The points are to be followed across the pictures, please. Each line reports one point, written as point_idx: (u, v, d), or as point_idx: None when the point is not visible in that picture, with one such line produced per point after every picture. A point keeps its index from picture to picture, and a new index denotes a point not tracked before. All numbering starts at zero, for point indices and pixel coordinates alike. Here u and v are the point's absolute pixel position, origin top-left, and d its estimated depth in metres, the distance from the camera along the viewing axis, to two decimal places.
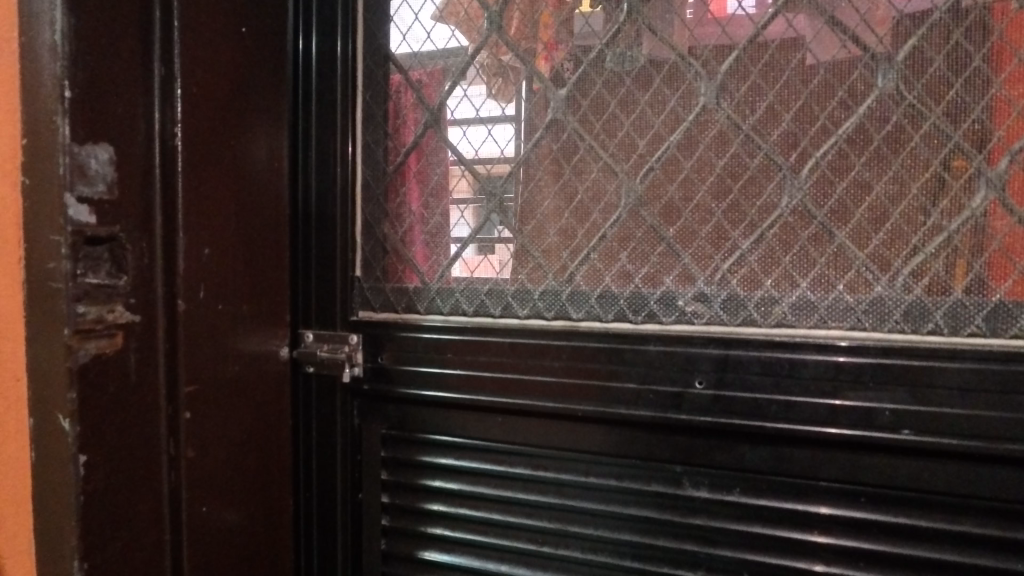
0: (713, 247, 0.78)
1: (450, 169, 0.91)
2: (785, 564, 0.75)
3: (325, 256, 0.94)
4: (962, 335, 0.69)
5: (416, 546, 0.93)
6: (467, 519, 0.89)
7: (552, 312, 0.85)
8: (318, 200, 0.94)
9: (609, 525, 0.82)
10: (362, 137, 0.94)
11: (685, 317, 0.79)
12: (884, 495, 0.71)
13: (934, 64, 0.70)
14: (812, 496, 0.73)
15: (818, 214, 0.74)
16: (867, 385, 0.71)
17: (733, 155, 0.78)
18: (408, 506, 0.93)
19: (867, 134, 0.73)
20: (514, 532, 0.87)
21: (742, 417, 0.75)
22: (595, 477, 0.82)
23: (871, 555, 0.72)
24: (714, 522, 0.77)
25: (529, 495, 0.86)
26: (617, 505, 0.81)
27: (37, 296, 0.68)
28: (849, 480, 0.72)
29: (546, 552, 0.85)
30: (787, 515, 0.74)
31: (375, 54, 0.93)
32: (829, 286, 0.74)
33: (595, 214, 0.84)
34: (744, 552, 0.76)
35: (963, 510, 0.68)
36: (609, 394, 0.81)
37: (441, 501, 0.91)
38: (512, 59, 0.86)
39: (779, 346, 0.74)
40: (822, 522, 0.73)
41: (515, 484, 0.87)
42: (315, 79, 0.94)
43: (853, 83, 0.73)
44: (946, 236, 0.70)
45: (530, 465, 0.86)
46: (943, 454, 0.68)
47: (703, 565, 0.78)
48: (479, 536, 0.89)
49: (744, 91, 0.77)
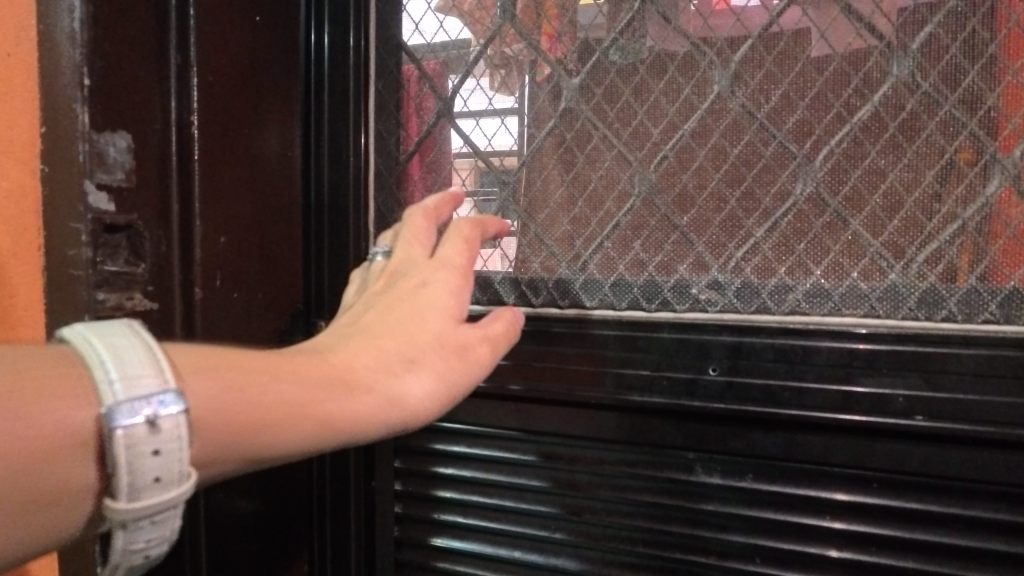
0: (727, 235, 0.79)
1: (456, 164, 0.91)
2: (798, 550, 0.75)
3: (338, 245, 0.95)
4: (976, 322, 0.69)
5: (429, 534, 0.94)
6: (479, 506, 0.91)
7: (566, 300, 0.85)
8: (331, 189, 0.94)
9: (621, 512, 0.83)
10: (373, 126, 0.94)
11: (698, 305, 0.79)
12: (895, 481, 0.71)
13: (949, 51, 0.69)
14: (823, 483, 0.74)
15: (832, 201, 0.74)
16: (881, 372, 0.71)
17: (747, 144, 0.78)
18: (421, 494, 0.94)
19: (883, 121, 0.72)
20: (527, 519, 0.88)
21: (755, 404, 0.75)
22: (607, 464, 0.83)
23: (883, 540, 0.72)
24: (726, 509, 0.78)
25: (542, 482, 0.87)
26: (629, 491, 0.82)
27: (61, 279, 0.73)
28: (860, 466, 0.72)
29: (558, 539, 0.86)
30: (800, 501, 0.75)
31: (387, 43, 0.93)
32: (842, 274, 0.74)
33: (608, 203, 0.84)
34: (756, 538, 0.77)
35: (975, 497, 0.69)
36: (623, 381, 0.81)
37: (454, 489, 0.92)
38: (522, 49, 0.87)
39: (793, 333, 0.74)
40: (835, 508, 0.74)
41: (527, 471, 0.88)
42: (326, 69, 0.93)
43: (868, 71, 0.72)
44: (960, 224, 0.70)
45: (542, 452, 0.87)
46: (955, 440, 0.68)
47: (716, 550, 0.79)
48: (492, 523, 0.90)
49: (759, 79, 0.77)
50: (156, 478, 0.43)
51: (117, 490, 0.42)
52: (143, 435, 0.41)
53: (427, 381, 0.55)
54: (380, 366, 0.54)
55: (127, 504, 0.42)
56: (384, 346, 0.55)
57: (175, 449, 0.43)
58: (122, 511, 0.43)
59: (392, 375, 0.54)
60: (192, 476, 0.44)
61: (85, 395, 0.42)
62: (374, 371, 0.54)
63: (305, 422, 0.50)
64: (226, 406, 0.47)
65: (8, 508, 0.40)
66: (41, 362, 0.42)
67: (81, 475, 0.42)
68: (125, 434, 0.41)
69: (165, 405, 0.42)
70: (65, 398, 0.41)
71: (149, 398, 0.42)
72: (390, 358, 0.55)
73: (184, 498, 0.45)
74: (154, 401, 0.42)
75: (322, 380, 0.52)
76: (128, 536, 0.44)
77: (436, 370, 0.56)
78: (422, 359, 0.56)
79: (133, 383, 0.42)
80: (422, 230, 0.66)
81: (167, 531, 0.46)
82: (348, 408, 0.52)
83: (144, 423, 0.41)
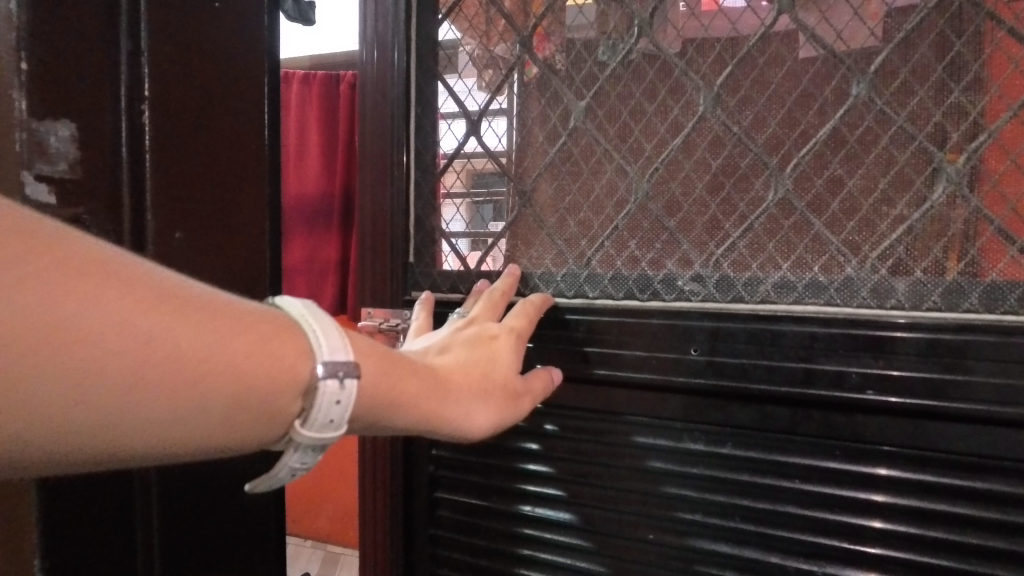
0: (709, 235, 0.89)
1: (440, 163, 1.05)
2: (771, 508, 0.84)
3: (383, 246, 1.08)
4: (921, 310, 0.78)
5: (456, 491, 1.08)
6: (501, 467, 1.03)
7: (572, 291, 0.95)
8: (380, 196, 1.08)
9: (619, 476, 0.93)
10: (413, 145, 1.06)
11: (683, 296, 0.89)
12: (854, 449, 0.81)
13: (899, 75, 0.80)
14: (793, 449, 0.84)
15: (799, 204, 0.85)
16: (839, 353, 0.80)
17: (727, 157, 0.88)
18: (455, 457, 1.07)
19: (842, 136, 0.83)
20: (540, 480, 0.99)
21: (731, 379, 0.85)
22: (608, 434, 0.94)
23: (846, 501, 0.81)
24: (709, 471, 0.87)
25: (553, 449, 0.98)
26: (626, 456, 0.93)
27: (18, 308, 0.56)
28: (825, 436, 0.82)
29: (567, 497, 0.97)
30: (772, 465, 0.84)
31: (426, 74, 1.05)
32: (806, 267, 0.84)
33: (609, 208, 0.95)
34: (736, 498, 0.86)
35: (925, 463, 0.78)
36: (619, 360, 0.91)
37: (481, 455, 1.04)
38: (501, 51, 1.01)
39: (765, 319, 0.83)
40: (804, 470, 0.83)
41: (542, 439, 0.99)
42: (373, 95, 1.07)
43: (830, 92, 0.83)
44: (908, 225, 0.80)
45: (559, 424, 0.97)
46: (905, 413, 0.78)
47: (700, 508, 0.88)
48: (510, 482, 1.02)
49: (737, 101, 0.87)
50: (330, 421, 0.46)
51: (307, 420, 0.45)
52: (333, 389, 0.45)
53: (488, 414, 0.65)
54: (467, 385, 0.63)
55: (308, 433, 0.45)
56: (469, 371, 0.65)
57: (348, 404, 0.46)
58: (301, 437, 0.45)
59: (474, 394, 0.64)
60: (342, 428, 0.47)
61: (302, 350, 0.44)
62: (464, 388, 0.63)
63: (417, 407, 0.55)
64: (374, 375, 0.50)
65: (247, 417, 0.42)
66: (269, 312, 0.44)
67: (288, 407, 0.44)
68: (322, 384, 0.44)
69: (352, 370, 0.45)
70: (287, 351, 0.43)
71: (346, 362, 0.45)
72: (473, 381, 0.65)
73: (333, 442, 0.47)
74: (345, 367, 0.45)
75: (432, 381, 0.58)
76: (289, 456, 0.47)
77: (496, 406, 0.66)
78: (491, 390, 0.66)
79: (335, 348, 0.45)
80: (496, 302, 0.83)
81: (315, 458, 0.49)
82: (441, 410, 0.58)
83: (337, 380, 0.45)
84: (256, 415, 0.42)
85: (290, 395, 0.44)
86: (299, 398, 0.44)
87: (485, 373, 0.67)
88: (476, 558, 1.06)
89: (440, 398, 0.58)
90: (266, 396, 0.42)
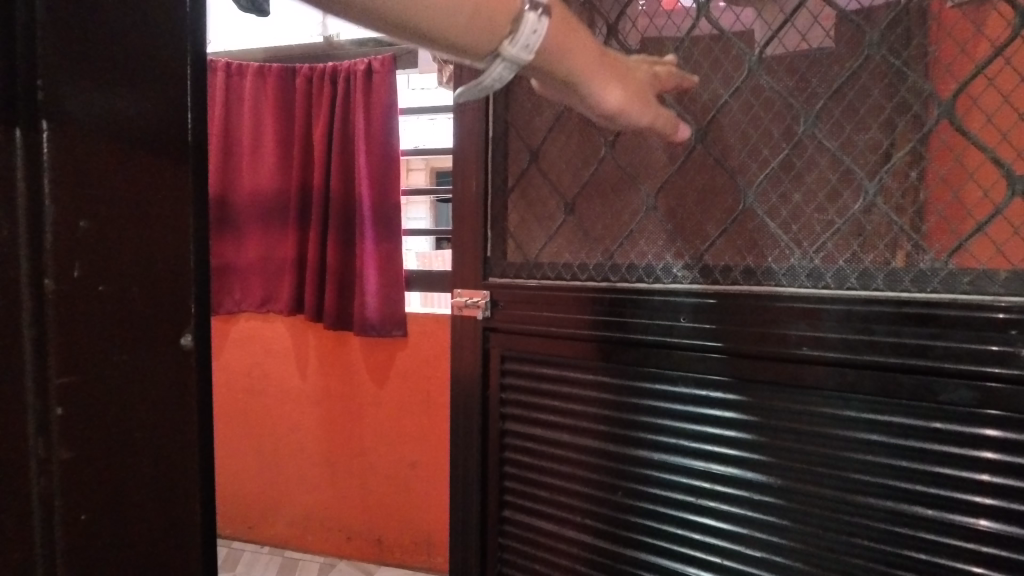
0: (696, 237, 1.05)
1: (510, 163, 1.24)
2: (743, 438, 0.97)
3: (467, 254, 1.27)
4: (845, 287, 0.91)
5: (521, 428, 1.23)
6: (561, 408, 1.17)
7: (600, 276, 1.13)
8: (467, 206, 1.26)
9: (660, 418, 1.05)
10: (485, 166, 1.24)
11: (677, 280, 1.05)
12: (798, 392, 0.93)
13: (833, 118, 0.94)
14: (760, 390, 0.96)
15: (761, 212, 0.99)
16: (782, 319, 0.93)
17: (710, 177, 1.04)
18: (523, 399, 1.22)
19: (792, 163, 0.97)
20: (596, 417, 1.13)
21: (707, 340, 0.99)
22: (645, 382, 1.06)
23: (792, 433, 0.93)
24: (715, 412, 1.00)
25: (603, 393, 1.11)
26: (659, 400, 1.05)
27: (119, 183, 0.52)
28: (780, 381, 0.94)
29: (622, 432, 1.10)
30: (746, 405, 0.97)
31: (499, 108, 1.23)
32: (761, 257, 0.98)
33: (626, 215, 1.13)
34: (725, 430, 0.99)
35: (852, 402, 0.89)
36: (628, 327, 1.07)
37: (545, 399, 1.19)
38: None
39: (730, 294, 0.97)
40: (761, 409, 0.96)
41: (596, 384, 1.12)
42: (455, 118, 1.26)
43: (784, 128, 0.98)
44: (836, 229, 0.93)
45: (609, 372, 1.10)
46: (839, 363, 0.90)
47: (704, 440, 1.01)
48: (569, 420, 1.16)
49: (718, 135, 1.03)
50: (527, 44, 0.70)
51: (514, 39, 0.69)
52: (533, 20, 0.69)
53: (629, 99, 0.88)
54: (609, 69, 0.84)
55: (512, 48, 0.70)
56: (615, 61, 0.88)
57: (537, 32, 0.70)
58: (508, 51, 0.70)
59: (613, 78, 0.85)
60: (531, 55, 0.72)
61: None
62: (608, 69, 0.84)
63: (587, 70, 0.80)
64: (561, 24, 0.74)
65: (486, 17, 0.66)
66: None
67: (501, 27, 0.69)
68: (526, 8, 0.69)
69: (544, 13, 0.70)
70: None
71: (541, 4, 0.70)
72: (615, 68, 0.86)
73: (522, 62, 0.72)
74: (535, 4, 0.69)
75: (597, 50, 0.82)
76: (494, 67, 0.71)
77: (632, 90, 0.89)
78: (626, 77, 0.89)
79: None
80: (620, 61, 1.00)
81: (509, 74, 0.73)
82: (599, 77, 0.82)
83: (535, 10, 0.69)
84: (485, 29, 0.67)
85: (505, 21, 0.69)
86: (511, 24, 0.69)
87: (623, 65, 0.90)
88: (547, 480, 1.20)
89: (602, 67, 0.83)
90: (494, 14, 0.67)
